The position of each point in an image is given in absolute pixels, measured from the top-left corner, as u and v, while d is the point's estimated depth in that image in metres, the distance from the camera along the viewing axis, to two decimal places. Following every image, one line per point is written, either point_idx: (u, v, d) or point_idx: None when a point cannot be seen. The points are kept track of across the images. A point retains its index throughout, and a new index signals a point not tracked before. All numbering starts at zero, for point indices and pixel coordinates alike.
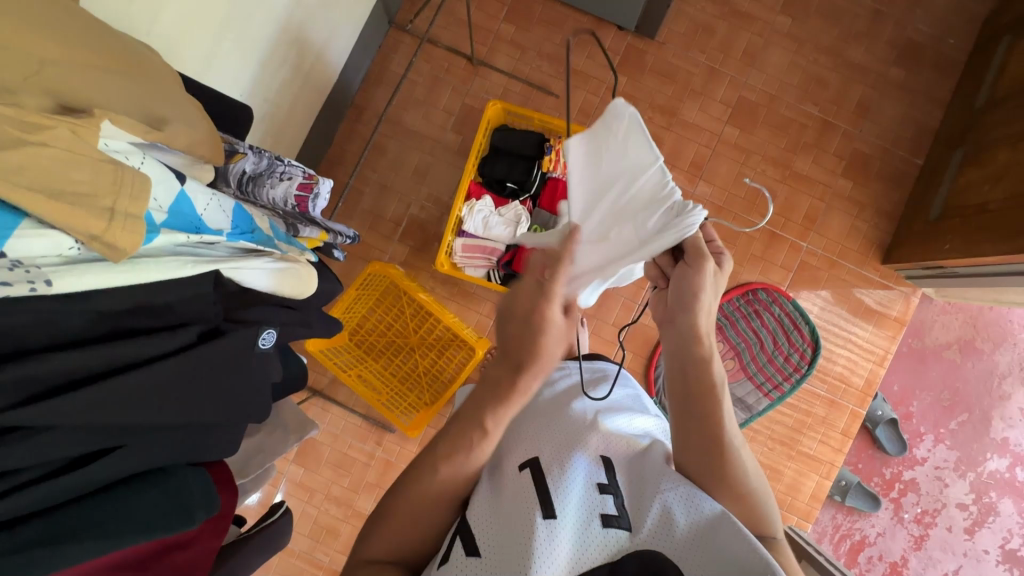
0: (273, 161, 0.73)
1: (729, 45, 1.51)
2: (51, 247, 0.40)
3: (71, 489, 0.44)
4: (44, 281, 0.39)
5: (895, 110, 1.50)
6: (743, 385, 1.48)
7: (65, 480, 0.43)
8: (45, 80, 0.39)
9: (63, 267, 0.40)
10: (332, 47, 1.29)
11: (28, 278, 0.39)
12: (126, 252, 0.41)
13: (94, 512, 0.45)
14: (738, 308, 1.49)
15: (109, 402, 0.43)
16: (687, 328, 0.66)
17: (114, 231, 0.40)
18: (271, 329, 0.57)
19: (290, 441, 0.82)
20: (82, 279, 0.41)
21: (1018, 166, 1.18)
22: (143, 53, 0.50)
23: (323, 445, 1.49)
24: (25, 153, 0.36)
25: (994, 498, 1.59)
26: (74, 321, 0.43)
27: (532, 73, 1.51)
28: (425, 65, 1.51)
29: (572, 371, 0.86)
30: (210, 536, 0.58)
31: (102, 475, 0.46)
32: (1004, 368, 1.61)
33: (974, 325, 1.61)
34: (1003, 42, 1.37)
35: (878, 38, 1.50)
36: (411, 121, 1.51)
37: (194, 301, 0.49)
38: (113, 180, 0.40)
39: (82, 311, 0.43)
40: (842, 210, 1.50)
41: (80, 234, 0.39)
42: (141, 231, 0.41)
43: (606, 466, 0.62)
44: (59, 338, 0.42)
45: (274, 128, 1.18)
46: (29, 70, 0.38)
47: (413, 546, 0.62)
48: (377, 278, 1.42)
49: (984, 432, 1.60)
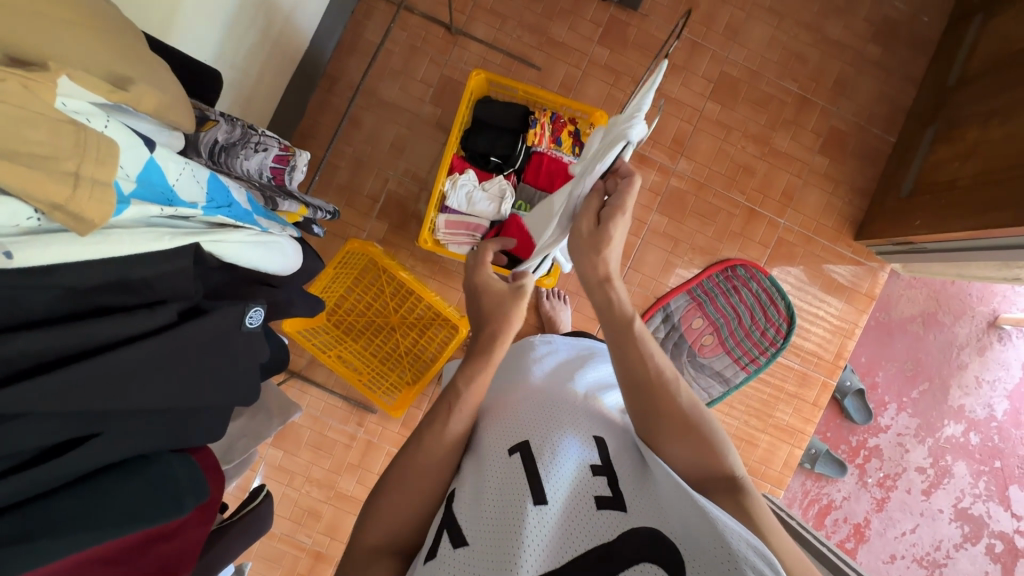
0: (246, 130, 0.69)
1: (712, 19, 1.49)
2: (7, 217, 0.35)
3: (47, 481, 0.40)
4: (4, 252, 0.35)
5: (871, 87, 1.51)
6: (721, 359, 1.52)
7: (38, 472, 0.39)
8: None
9: (24, 238, 0.35)
10: (300, 10, 1.21)
11: None
12: (94, 223, 0.37)
13: (76, 504, 0.42)
14: (717, 284, 1.51)
15: (89, 385, 0.40)
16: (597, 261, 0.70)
17: (80, 200, 0.36)
18: (260, 308, 0.55)
19: (273, 423, 0.79)
20: (44, 249, 0.36)
21: (988, 143, 1.21)
22: (99, 2, 0.45)
23: (303, 427, 1.46)
24: None
25: (950, 461, 1.68)
26: (40, 298, 0.38)
27: (513, 45, 1.47)
28: (402, 34, 1.45)
29: (557, 349, 0.85)
30: (196, 525, 0.56)
31: (80, 464, 0.42)
32: (962, 339, 1.68)
33: (936, 299, 1.68)
34: (975, 22, 1.39)
35: (857, 15, 1.51)
36: (387, 93, 1.45)
37: (175, 276, 0.46)
38: (75, 143, 0.36)
39: (49, 287, 0.39)
40: (819, 188, 1.52)
41: (40, 203, 0.34)
42: (112, 199, 0.37)
43: (599, 446, 0.63)
44: (23, 317, 0.38)
45: (242, 97, 1.11)
46: None
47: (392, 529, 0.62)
48: (355, 255, 1.39)
49: (942, 400, 1.69)
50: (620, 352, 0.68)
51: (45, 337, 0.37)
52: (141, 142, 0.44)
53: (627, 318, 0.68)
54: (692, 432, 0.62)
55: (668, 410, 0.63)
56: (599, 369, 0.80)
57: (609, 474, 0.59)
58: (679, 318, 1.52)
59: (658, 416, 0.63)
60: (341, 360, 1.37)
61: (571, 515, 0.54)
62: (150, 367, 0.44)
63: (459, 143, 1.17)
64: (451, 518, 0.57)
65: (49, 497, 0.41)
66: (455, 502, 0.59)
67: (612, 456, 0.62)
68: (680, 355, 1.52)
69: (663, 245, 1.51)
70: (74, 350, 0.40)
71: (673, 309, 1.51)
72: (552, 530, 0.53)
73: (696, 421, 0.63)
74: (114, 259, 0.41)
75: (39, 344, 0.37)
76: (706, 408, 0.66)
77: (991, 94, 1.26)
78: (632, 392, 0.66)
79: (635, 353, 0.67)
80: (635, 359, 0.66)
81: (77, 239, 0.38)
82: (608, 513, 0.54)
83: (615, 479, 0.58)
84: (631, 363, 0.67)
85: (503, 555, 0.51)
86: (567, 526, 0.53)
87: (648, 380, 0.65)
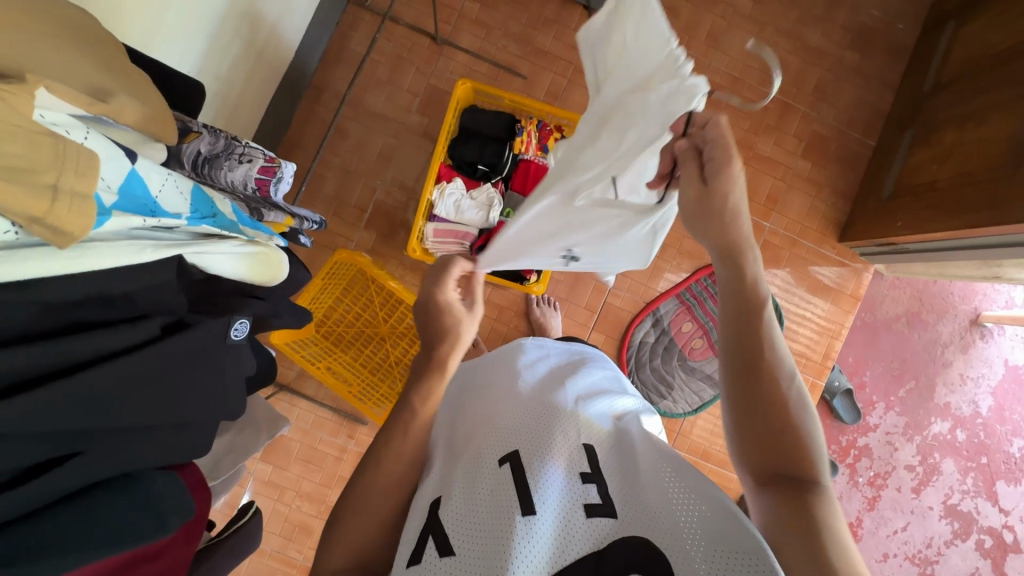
0: (231, 141, 0.68)
1: (694, 27, 1.52)
2: None
3: (26, 504, 0.39)
4: None
5: (850, 92, 1.55)
6: (712, 362, 1.53)
7: (19, 494, 0.38)
8: None
9: (1, 253, 0.35)
10: (285, 22, 1.21)
11: None
12: (75, 237, 0.36)
13: (57, 526, 0.41)
14: (706, 288, 1.52)
15: (72, 403, 0.39)
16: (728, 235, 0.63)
17: (60, 212, 0.35)
18: (245, 320, 0.54)
19: (261, 437, 0.78)
20: (24, 264, 0.36)
21: (964, 146, 1.24)
22: (74, 13, 0.44)
23: (293, 441, 1.44)
24: None
25: (938, 458, 1.70)
26: (20, 316, 0.38)
27: (499, 53, 1.48)
28: (387, 44, 1.45)
29: (548, 354, 0.85)
30: (181, 543, 0.55)
31: (66, 485, 0.41)
32: (946, 337, 1.71)
33: (919, 298, 1.71)
34: (948, 28, 1.43)
35: (834, 22, 1.54)
36: (374, 103, 1.45)
37: (157, 291, 0.46)
38: (54, 155, 0.35)
39: (29, 303, 0.38)
40: (802, 191, 1.55)
41: (18, 216, 0.34)
42: (93, 212, 0.36)
43: (588, 454, 0.62)
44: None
45: (227, 109, 1.11)
46: None
47: (377, 540, 0.62)
48: (343, 265, 1.38)
49: (929, 398, 1.71)
50: (743, 326, 0.61)
51: (24, 354, 0.37)
52: (121, 153, 0.43)
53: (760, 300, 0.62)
54: (785, 427, 0.58)
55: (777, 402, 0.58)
56: (591, 375, 0.80)
57: (598, 481, 0.59)
58: (668, 322, 1.52)
59: (757, 408, 0.59)
60: (331, 371, 1.36)
61: (560, 522, 0.54)
62: (135, 381, 0.44)
63: (447, 152, 1.17)
64: (437, 520, 0.57)
65: (32, 519, 0.40)
66: (441, 505, 0.59)
67: (601, 464, 0.62)
68: (671, 360, 1.53)
69: None
70: (56, 367, 0.39)
71: (662, 313, 1.52)
72: (543, 538, 0.52)
73: (790, 416, 0.58)
74: (93, 274, 0.41)
75: (18, 361, 0.36)
76: (808, 408, 0.60)
77: (966, 98, 1.29)
78: (739, 372, 0.60)
79: (760, 337, 0.60)
80: (757, 344, 0.60)
81: (58, 253, 0.37)
82: (598, 520, 0.54)
83: (604, 486, 0.58)
84: (753, 342, 0.60)
85: (492, 566, 0.51)
86: (559, 536, 0.53)
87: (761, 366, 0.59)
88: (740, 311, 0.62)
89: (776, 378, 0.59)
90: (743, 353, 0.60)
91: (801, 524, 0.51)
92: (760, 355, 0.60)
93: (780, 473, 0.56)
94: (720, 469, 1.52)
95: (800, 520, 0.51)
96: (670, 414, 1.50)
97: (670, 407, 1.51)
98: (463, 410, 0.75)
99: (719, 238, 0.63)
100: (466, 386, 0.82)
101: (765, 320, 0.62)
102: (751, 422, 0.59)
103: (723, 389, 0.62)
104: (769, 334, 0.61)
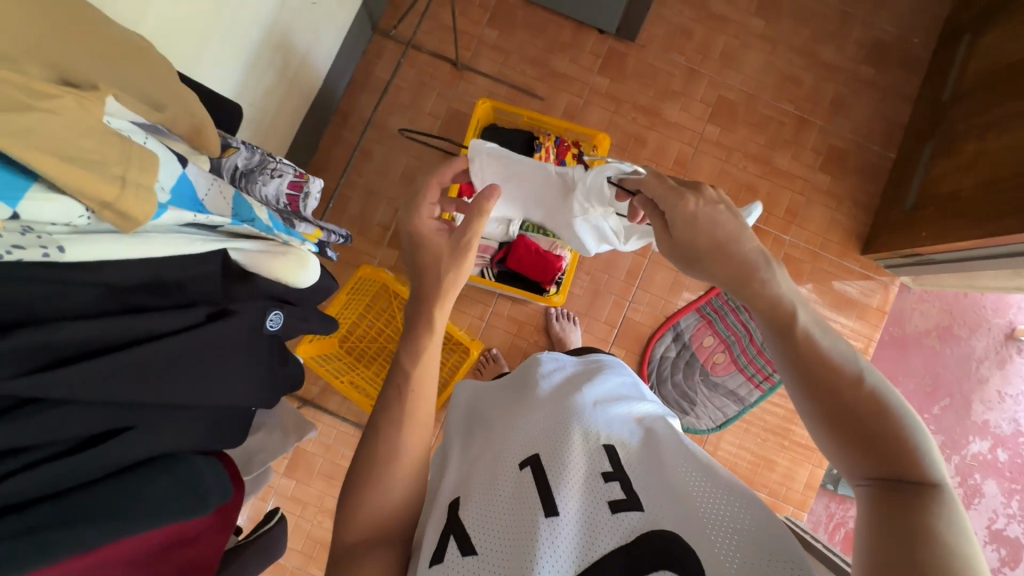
0: (265, 157, 0.72)
1: (707, 47, 1.55)
2: (62, 214, 0.38)
3: (80, 471, 0.42)
4: (57, 247, 0.39)
5: (867, 105, 1.55)
6: (735, 377, 1.51)
7: (75, 459, 0.41)
8: (46, 55, 0.37)
9: (74, 236, 0.40)
10: (315, 51, 1.28)
11: (40, 243, 0.38)
12: (138, 223, 0.40)
13: (106, 495, 0.43)
14: (727, 302, 1.51)
15: (124, 376, 0.42)
16: (741, 264, 0.61)
17: (127, 199, 0.38)
18: (279, 312, 0.58)
19: (289, 441, 0.80)
20: (87, 247, 0.40)
21: (987, 154, 1.23)
22: (136, 37, 0.50)
23: (316, 456, 1.46)
24: (33, 118, 0.34)
25: (979, 480, 1.63)
26: (83, 296, 0.41)
27: (517, 77, 1.53)
28: (410, 71, 1.52)
29: (565, 365, 0.86)
30: (214, 533, 0.56)
31: (118, 456, 0.44)
32: (980, 352, 1.66)
33: (950, 312, 1.67)
34: (965, 40, 1.43)
35: (848, 38, 1.56)
36: (398, 126, 1.51)
37: (202, 280, 0.50)
38: (122, 153, 0.39)
39: (93, 285, 0.42)
40: (822, 204, 1.54)
41: (91, 201, 0.37)
42: (154, 201, 0.40)
43: (610, 454, 0.62)
44: (64, 312, 0.40)
45: (260, 132, 1.17)
46: (29, 42, 0.36)
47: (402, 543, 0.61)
48: (368, 282, 1.42)
49: (965, 416, 1.65)
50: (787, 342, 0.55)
51: (85, 327, 0.40)
52: (174, 158, 0.48)
53: (785, 307, 0.57)
54: (871, 428, 0.49)
55: (848, 401, 0.50)
56: (609, 381, 0.80)
57: (621, 478, 0.58)
58: (689, 337, 1.51)
59: (828, 415, 0.51)
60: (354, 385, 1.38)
61: (583, 522, 0.54)
62: (181, 360, 0.46)
63: None
64: (459, 521, 0.58)
65: (87, 487, 0.43)
66: (462, 506, 0.59)
67: (624, 462, 0.61)
68: (693, 375, 1.51)
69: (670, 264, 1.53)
70: (113, 342, 0.42)
71: (683, 328, 1.52)
72: (566, 539, 0.52)
73: (871, 411, 0.50)
74: (149, 262, 0.45)
75: (80, 334, 0.40)
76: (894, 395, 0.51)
77: (988, 106, 1.28)
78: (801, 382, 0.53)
79: (804, 342, 0.54)
80: (806, 350, 0.54)
81: (120, 239, 0.42)
82: (625, 515, 0.54)
83: (628, 484, 0.58)
84: (800, 351, 0.54)
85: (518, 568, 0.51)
86: (585, 535, 0.53)
87: (816, 372, 0.52)
88: (780, 326, 0.56)
89: (845, 381, 0.51)
90: (799, 366, 0.53)
91: (911, 539, 0.42)
92: (815, 366, 0.53)
93: (882, 482, 0.47)
94: (747, 488, 1.48)
95: (908, 534, 0.42)
96: (693, 431, 1.48)
97: (693, 423, 1.49)
98: (482, 421, 0.76)
99: (729, 272, 0.62)
100: (482, 395, 0.82)
101: (813, 328, 0.55)
102: (834, 434, 0.51)
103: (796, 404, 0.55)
104: (820, 340, 0.54)
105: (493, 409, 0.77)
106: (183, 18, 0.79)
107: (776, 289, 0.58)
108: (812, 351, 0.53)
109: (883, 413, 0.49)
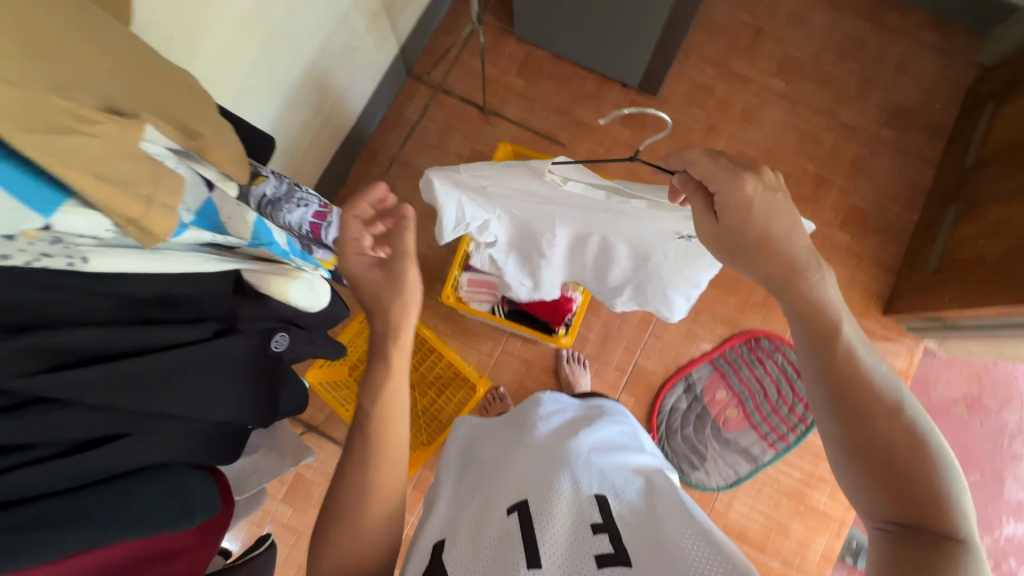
0: (291, 187, 0.76)
1: (728, 104, 1.59)
2: (89, 226, 0.41)
3: (73, 473, 0.43)
4: (81, 258, 0.42)
5: (888, 167, 1.56)
6: (748, 434, 1.46)
7: (69, 459, 0.43)
8: (97, 85, 0.40)
9: (98, 248, 0.43)
10: (351, 92, 1.36)
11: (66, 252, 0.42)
12: (158, 237, 0.44)
13: (90, 499, 0.44)
14: (741, 355, 1.49)
15: (125, 380, 0.45)
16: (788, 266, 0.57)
17: (150, 216, 0.42)
18: (285, 334, 0.61)
19: (285, 464, 0.80)
20: (108, 258, 0.44)
21: (1012, 221, 1.21)
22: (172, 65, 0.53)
23: (315, 484, 1.44)
24: (75, 142, 0.36)
25: (1014, 566, 1.51)
26: (101, 307, 0.46)
27: (541, 124, 1.59)
28: (439, 114, 1.59)
29: (565, 409, 0.84)
30: (199, 550, 0.54)
31: (101, 463, 0.45)
32: (1013, 426, 1.57)
33: (978, 381, 1.60)
34: (987, 108, 1.44)
35: (868, 101, 1.58)
36: (424, 165, 1.57)
37: (210, 296, 0.54)
38: (149, 176, 0.42)
39: (109, 295, 0.46)
40: (841, 262, 1.52)
41: (120, 217, 0.41)
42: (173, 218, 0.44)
43: (601, 505, 0.60)
44: (83, 318, 0.45)
45: (292, 164, 1.23)
46: (85, 73, 0.39)
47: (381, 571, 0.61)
48: None
49: (998, 494, 1.55)
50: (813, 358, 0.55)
51: (96, 333, 0.44)
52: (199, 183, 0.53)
53: (829, 323, 0.55)
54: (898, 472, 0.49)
55: (880, 441, 0.51)
56: (608, 429, 0.79)
57: (611, 532, 0.56)
58: (701, 389, 1.48)
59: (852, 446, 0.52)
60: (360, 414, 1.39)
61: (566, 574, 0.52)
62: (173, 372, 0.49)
63: None
64: (440, 566, 0.56)
65: (79, 490, 0.44)
66: (445, 551, 0.58)
67: (616, 516, 0.59)
68: (704, 429, 1.47)
69: (684, 313, 1.51)
70: (120, 349, 0.46)
71: (695, 379, 1.49)
72: None
73: (897, 455, 0.50)
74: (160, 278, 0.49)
75: (92, 339, 0.44)
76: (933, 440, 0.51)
77: (1013, 173, 1.26)
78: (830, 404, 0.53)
79: (844, 362, 0.53)
80: (846, 376, 0.53)
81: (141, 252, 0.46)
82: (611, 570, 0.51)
83: (617, 538, 0.56)
84: (836, 376, 0.53)
85: None
86: None
87: (851, 400, 0.52)
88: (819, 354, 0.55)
89: (879, 414, 0.51)
90: (833, 389, 0.53)
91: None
92: (847, 393, 0.53)
93: (902, 530, 0.48)
94: (758, 554, 1.41)
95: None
96: (703, 487, 1.44)
97: (703, 479, 1.44)
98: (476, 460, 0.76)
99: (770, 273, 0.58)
100: (479, 435, 0.81)
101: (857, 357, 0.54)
102: (851, 462, 0.52)
103: (819, 422, 0.56)
104: (865, 372, 0.53)
105: (487, 450, 0.76)
106: (227, 49, 0.85)
107: (822, 296, 0.56)
108: (851, 379, 0.53)
109: (906, 455, 0.50)
